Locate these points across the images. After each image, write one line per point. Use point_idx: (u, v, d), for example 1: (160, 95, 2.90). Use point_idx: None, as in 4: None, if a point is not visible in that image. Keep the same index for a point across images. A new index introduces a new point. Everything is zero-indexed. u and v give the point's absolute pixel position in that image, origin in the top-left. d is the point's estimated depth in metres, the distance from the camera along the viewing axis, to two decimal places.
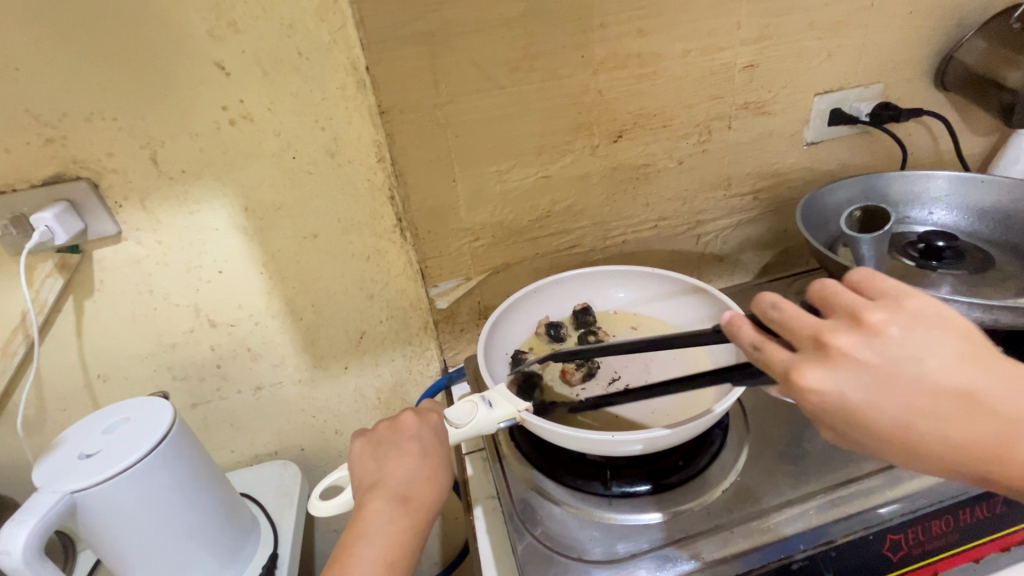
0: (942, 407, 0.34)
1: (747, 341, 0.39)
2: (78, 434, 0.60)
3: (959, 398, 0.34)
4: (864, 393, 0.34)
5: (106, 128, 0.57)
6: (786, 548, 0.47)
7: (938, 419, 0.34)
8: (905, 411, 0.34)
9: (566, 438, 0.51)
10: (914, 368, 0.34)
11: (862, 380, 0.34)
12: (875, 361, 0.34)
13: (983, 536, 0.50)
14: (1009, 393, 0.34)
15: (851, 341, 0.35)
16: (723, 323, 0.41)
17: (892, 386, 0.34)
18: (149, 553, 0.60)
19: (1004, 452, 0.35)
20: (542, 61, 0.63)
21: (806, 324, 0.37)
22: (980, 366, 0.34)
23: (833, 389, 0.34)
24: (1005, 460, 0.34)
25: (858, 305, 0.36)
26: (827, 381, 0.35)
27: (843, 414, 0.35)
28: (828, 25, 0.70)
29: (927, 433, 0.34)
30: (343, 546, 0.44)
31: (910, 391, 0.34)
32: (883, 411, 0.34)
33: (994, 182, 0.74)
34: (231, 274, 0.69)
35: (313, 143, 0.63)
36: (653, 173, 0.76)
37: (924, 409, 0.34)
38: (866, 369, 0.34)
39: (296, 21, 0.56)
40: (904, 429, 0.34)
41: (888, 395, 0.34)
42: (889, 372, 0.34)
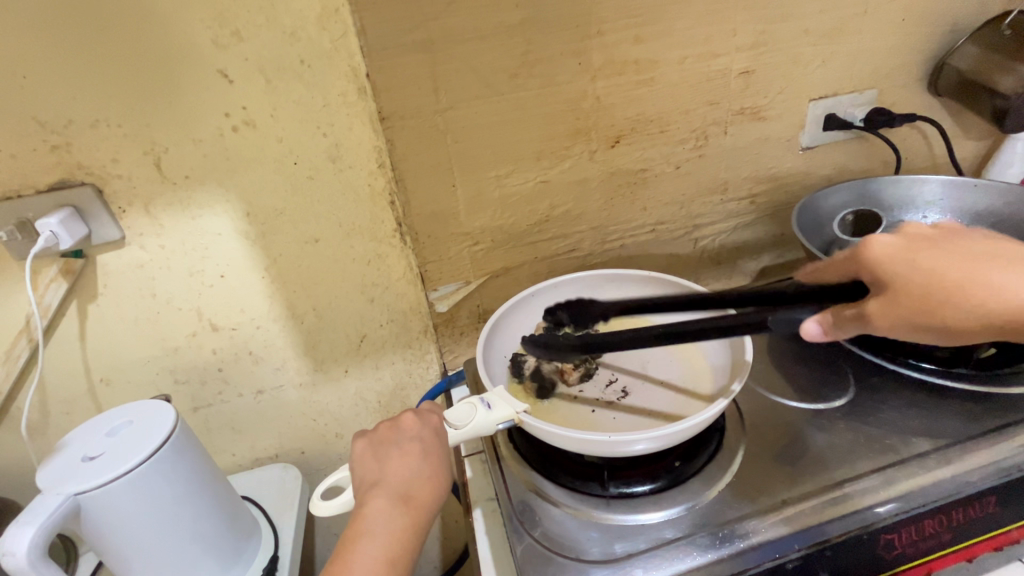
0: (979, 260, 0.47)
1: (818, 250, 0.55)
2: (83, 436, 0.61)
3: (987, 256, 0.48)
4: (914, 246, 0.49)
5: (112, 134, 0.58)
6: (780, 548, 0.48)
7: (978, 267, 0.47)
8: (950, 259, 0.47)
9: (565, 439, 0.52)
10: (952, 240, 0.50)
11: (910, 240, 0.49)
12: (922, 233, 0.50)
13: (976, 536, 0.50)
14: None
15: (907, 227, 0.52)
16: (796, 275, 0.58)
17: (935, 245, 0.49)
18: (152, 554, 0.60)
19: None
20: (541, 68, 0.64)
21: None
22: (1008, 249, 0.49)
23: (893, 240, 0.49)
24: None
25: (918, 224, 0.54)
26: (888, 238, 0.50)
27: (902, 258, 0.48)
28: (822, 32, 0.71)
29: (973, 275, 0.46)
30: (345, 544, 0.44)
31: (951, 250, 0.48)
32: (932, 255, 0.47)
33: (988, 186, 0.75)
34: (233, 278, 0.70)
35: (315, 149, 0.64)
36: (651, 177, 0.77)
37: (967, 260, 0.47)
38: (911, 236, 0.50)
39: (298, 29, 0.57)
40: (953, 272, 0.47)
41: (918, 255, 0.48)
42: (930, 239, 0.50)
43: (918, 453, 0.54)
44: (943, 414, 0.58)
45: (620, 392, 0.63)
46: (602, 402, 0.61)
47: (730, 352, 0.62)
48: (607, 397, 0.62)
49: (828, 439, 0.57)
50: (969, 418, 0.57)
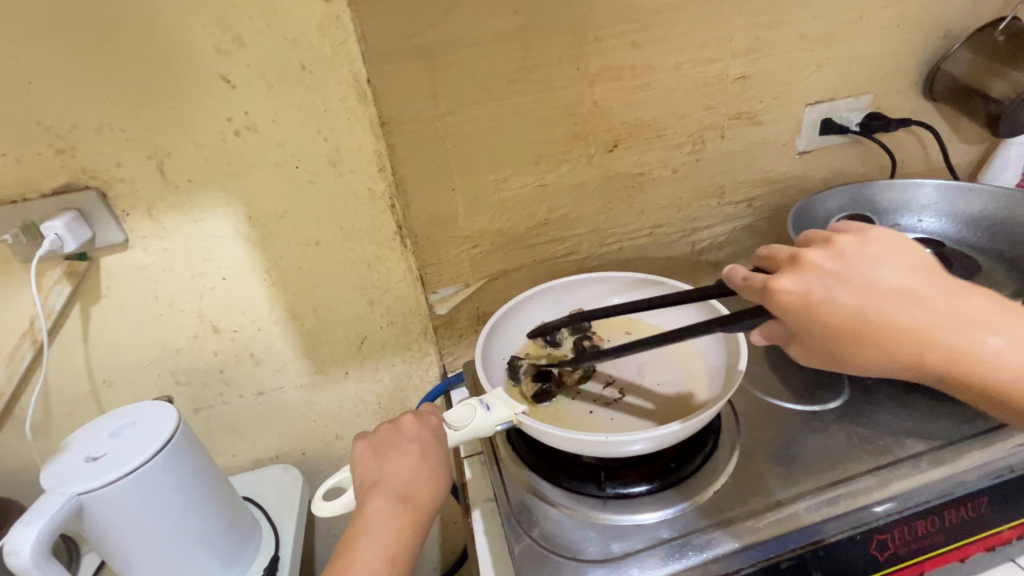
0: (895, 302, 0.41)
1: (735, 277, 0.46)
2: (86, 437, 0.61)
3: (909, 292, 0.41)
4: (827, 291, 0.42)
5: (115, 138, 0.59)
6: (775, 547, 0.49)
7: (895, 312, 0.41)
8: (861, 306, 0.41)
9: (562, 439, 0.52)
10: (871, 274, 0.42)
11: (825, 282, 0.42)
12: (838, 265, 0.43)
13: (970, 536, 0.51)
14: (948, 295, 0.42)
15: (820, 256, 0.43)
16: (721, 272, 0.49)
17: (849, 288, 0.42)
18: (154, 554, 0.61)
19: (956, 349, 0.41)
20: (538, 73, 0.65)
21: (785, 252, 0.46)
22: (922, 273, 0.42)
23: (799, 288, 0.42)
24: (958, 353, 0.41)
25: (831, 234, 0.45)
26: (795, 284, 0.43)
27: (809, 309, 0.42)
28: (817, 38, 0.72)
29: (882, 325, 0.41)
30: (345, 543, 0.45)
31: (864, 292, 0.41)
32: (839, 306, 0.42)
33: (982, 190, 0.75)
34: (234, 280, 0.71)
35: (316, 153, 0.65)
36: (648, 181, 0.78)
37: (883, 303, 0.41)
38: (830, 273, 0.42)
39: (300, 36, 0.58)
40: (861, 323, 0.41)
41: (829, 302, 0.42)
42: (846, 274, 0.42)
43: (911, 454, 0.54)
44: (937, 416, 0.58)
45: (618, 393, 0.63)
46: (600, 404, 0.62)
47: (726, 354, 0.63)
48: (604, 398, 0.63)
49: (822, 440, 0.57)
50: (962, 419, 0.57)
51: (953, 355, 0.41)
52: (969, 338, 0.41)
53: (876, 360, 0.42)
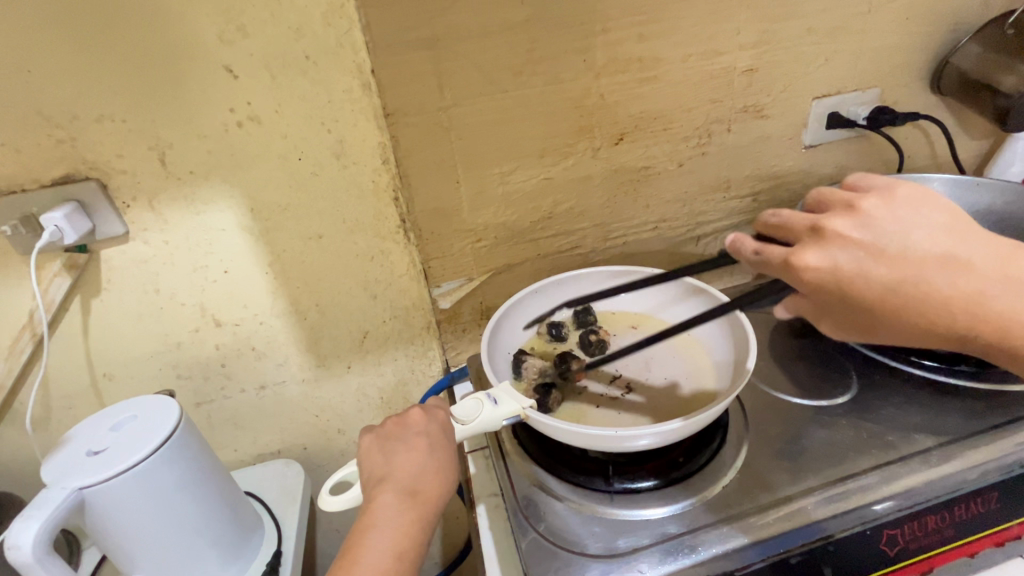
0: (931, 269, 0.41)
1: (749, 248, 0.47)
2: (86, 431, 0.61)
3: (942, 258, 0.41)
4: (857, 265, 0.42)
5: (116, 129, 0.58)
6: (785, 542, 0.48)
7: (931, 279, 0.41)
8: (895, 277, 0.41)
9: (571, 434, 0.52)
10: (901, 240, 0.42)
11: (854, 254, 0.42)
12: (864, 235, 0.42)
13: (978, 532, 0.51)
14: (982, 255, 0.42)
15: (845, 225, 0.43)
16: (728, 244, 0.49)
17: (880, 258, 0.42)
18: (157, 548, 0.60)
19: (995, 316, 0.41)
20: (544, 65, 0.64)
21: (804, 222, 0.46)
22: (955, 235, 0.42)
23: (828, 262, 0.43)
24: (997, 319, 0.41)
25: (851, 198, 0.45)
26: (823, 259, 0.43)
27: (840, 282, 0.43)
28: (825, 31, 0.72)
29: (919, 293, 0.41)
30: (353, 538, 0.45)
31: (895, 261, 0.42)
32: (873, 278, 0.42)
33: (989, 185, 0.75)
34: (236, 273, 0.70)
35: (320, 145, 0.64)
36: (654, 175, 0.77)
37: (915, 270, 0.41)
38: (857, 245, 0.42)
39: (303, 25, 0.57)
40: (898, 294, 0.42)
41: (861, 276, 0.42)
42: (876, 244, 0.42)
43: (920, 449, 0.54)
44: (945, 411, 0.58)
45: (624, 388, 0.63)
46: (607, 398, 0.62)
47: (733, 349, 0.62)
48: (612, 393, 0.62)
49: (830, 435, 0.57)
50: (971, 415, 0.57)
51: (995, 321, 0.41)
52: (1011, 300, 0.41)
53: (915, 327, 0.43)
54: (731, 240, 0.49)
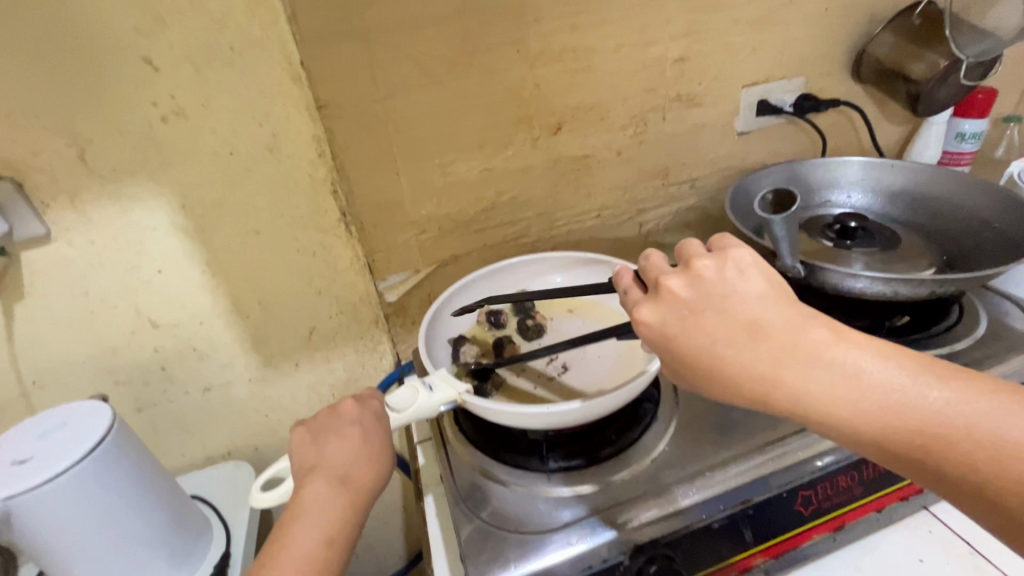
0: (734, 335, 0.40)
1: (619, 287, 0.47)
2: (11, 440, 0.58)
3: (745, 323, 0.40)
4: (680, 323, 0.41)
5: (29, 125, 0.56)
6: (706, 509, 0.50)
7: (737, 344, 0.40)
8: (708, 339, 0.40)
9: (505, 415, 0.53)
10: (717, 303, 0.41)
11: (678, 312, 0.41)
12: (692, 295, 0.42)
13: (885, 488, 0.55)
14: (791, 328, 0.39)
15: (678, 284, 0.42)
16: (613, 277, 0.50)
17: (698, 318, 0.41)
18: (94, 558, 0.59)
19: (812, 394, 0.38)
20: (478, 56, 0.65)
21: (654, 273, 0.45)
22: (767, 304, 0.41)
23: (657, 318, 0.42)
24: (816, 396, 0.38)
25: (694, 256, 0.44)
26: (655, 314, 0.42)
27: (666, 338, 0.42)
28: (751, 22, 0.74)
29: (721, 357, 0.40)
30: (282, 526, 0.45)
31: (714, 323, 0.40)
32: (691, 338, 0.41)
33: (900, 166, 0.80)
34: (172, 273, 0.68)
35: (251, 139, 0.62)
36: (593, 164, 0.78)
37: (720, 336, 0.40)
38: (684, 303, 0.41)
39: (226, 16, 0.55)
40: (707, 356, 0.40)
41: (683, 334, 0.41)
42: (697, 305, 0.41)
43: None
44: None
45: (561, 367, 0.65)
46: (544, 379, 0.63)
47: None
48: (548, 372, 0.64)
49: None
50: None
51: (813, 399, 0.38)
52: (822, 378, 0.38)
53: (727, 392, 0.41)
54: (615, 274, 0.49)
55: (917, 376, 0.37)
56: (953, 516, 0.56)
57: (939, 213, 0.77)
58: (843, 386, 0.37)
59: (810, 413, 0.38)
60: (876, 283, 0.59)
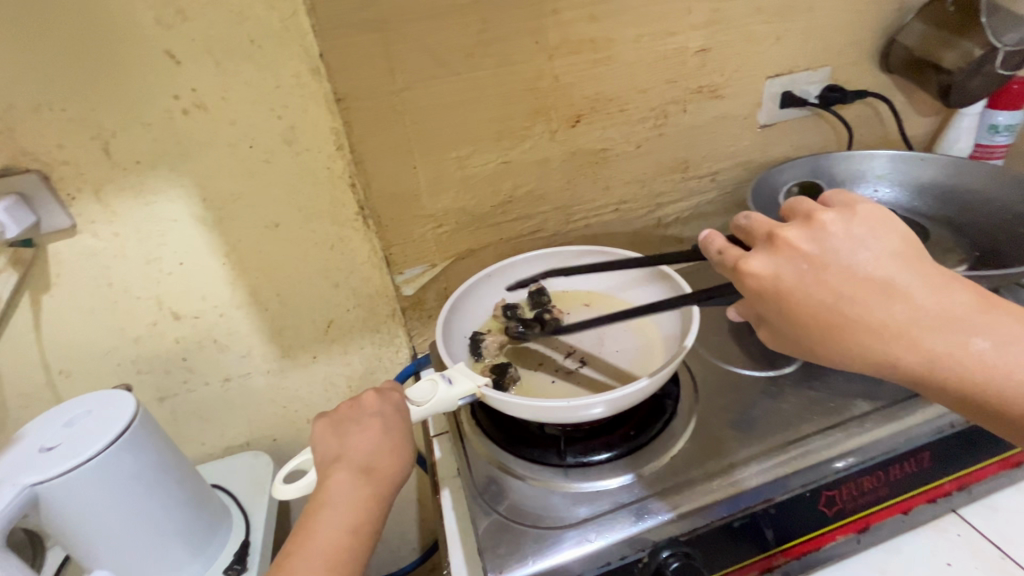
0: (863, 291, 0.39)
1: (713, 247, 0.45)
2: (40, 427, 0.60)
3: (879, 281, 0.39)
4: (800, 277, 0.40)
5: (56, 119, 0.57)
6: (727, 508, 0.50)
7: (867, 300, 0.39)
8: (833, 295, 0.39)
9: (525, 409, 0.53)
10: (844, 257, 0.40)
11: (799, 266, 0.41)
12: (813, 249, 0.41)
13: (911, 490, 0.53)
14: (923, 287, 0.39)
15: (798, 237, 0.41)
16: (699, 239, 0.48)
17: (823, 272, 0.40)
18: (119, 543, 0.60)
19: (938, 354, 0.38)
20: (496, 46, 0.64)
21: (765, 227, 0.44)
22: (900, 262, 0.40)
23: (773, 270, 0.41)
24: (942, 358, 0.38)
25: (813, 209, 0.42)
26: (770, 267, 0.42)
27: (781, 292, 0.41)
28: (775, 10, 0.73)
29: (844, 314, 0.39)
30: (307, 516, 0.45)
31: (839, 279, 0.39)
32: (812, 293, 0.40)
33: (931, 159, 0.77)
34: (192, 264, 0.69)
35: (270, 131, 0.63)
36: (611, 156, 0.77)
37: (846, 291, 0.39)
38: (806, 256, 0.41)
39: (246, 8, 0.56)
40: (828, 313, 0.40)
41: (801, 289, 0.40)
42: (821, 260, 0.40)
43: (861, 413, 0.56)
44: None
45: (579, 361, 0.64)
46: (563, 373, 0.63)
47: (679, 320, 0.64)
48: (566, 367, 0.64)
49: (778, 404, 0.59)
50: None
51: (938, 360, 0.38)
52: (951, 339, 0.38)
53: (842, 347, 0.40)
54: (703, 237, 0.47)
55: None
56: (982, 520, 0.54)
57: (970, 208, 0.74)
58: (970, 348, 0.38)
59: (933, 373, 0.38)
60: None
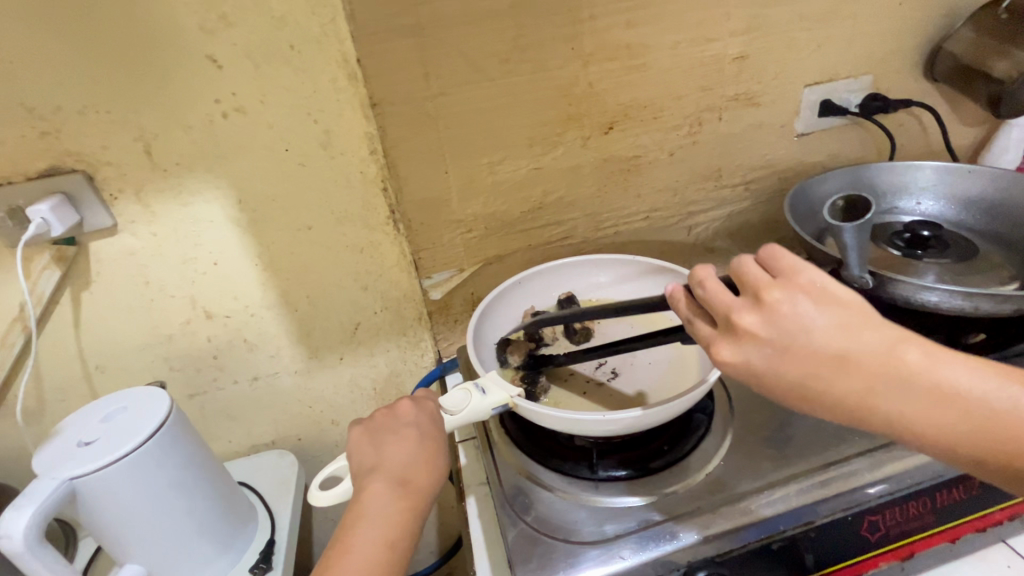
0: (824, 371, 0.38)
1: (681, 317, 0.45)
2: (78, 422, 0.61)
3: (835, 356, 0.38)
4: (766, 363, 0.39)
5: (101, 121, 0.58)
6: (766, 529, 0.48)
7: (831, 378, 0.38)
8: (799, 377, 0.38)
9: (556, 421, 0.52)
10: (802, 338, 0.38)
11: (763, 352, 0.39)
12: (771, 332, 0.39)
13: (960, 518, 0.51)
14: (880, 353, 0.38)
15: (754, 320, 0.39)
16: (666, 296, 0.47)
17: (785, 357, 0.38)
18: (151, 538, 0.61)
19: (911, 417, 0.37)
20: (532, 53, 0.64)
21: (721, 303, 0.41)
22: (853, 331, 0.38)
23: (740, 359, 0.39)
24: (915, 420, 0.37)
25: (760, 286, 0.40)
26: (735, 354, 0.40)
27: (752, 377, 0.40)
28: (817, 17, 0.71)
29: (813, 392, 0.38)
30: (345, 527, 0.45)
31: (800, 360, 0.38)
32: (781, 377, 0.39)
33: (981, 172, 0.75)
34: (226, 264, 0.70)
35: (306, 135, 0.63)
36: (644, 164, 0.76)
37: (811, 374, 0.38)
38: (765, 343, 0.39)
39: (287, 14, 0.56)
40: (800, 396, 0.38)
41: (771, 374, 0.39)
42: (781, 343, 0.38)
43: None
44: None
45: (610, 373, 0.64)
46: (593, 383, 0.62)
47: None
48: (597, 377, 0.63)
49: (815, 423, 0.58)
50: None
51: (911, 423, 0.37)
52: (921, 401, 0.37)
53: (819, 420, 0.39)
54: (668, 294, 0.46)
55: (1001, 386, 0.37)
56: None
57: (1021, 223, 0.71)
58: (939, 407, 0.37)
59: (905, 436, 0.38)
60: (954, 296, 0.56)
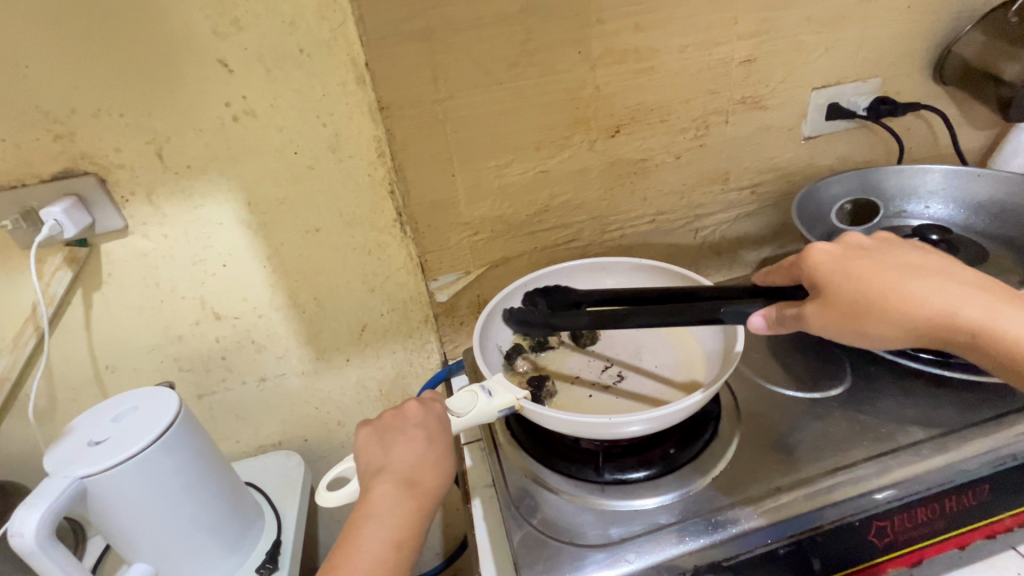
0: (905, 268, 0.47)
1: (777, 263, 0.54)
2: (89, 422, 0.62)
3: (902, 266, 0.47)
4: (855, 258, 0.48)
5: (114, 124, 0.59)
6: (772, 534, 0.49)
7: (910, 275, 0.46)
8: (881, 268, 0.47)
9: (564, 423, 0.52)
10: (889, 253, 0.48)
11: (854, 251, 0.49)
12: (863, 245, 0.50)
13: (969, 525, 0.51)
14: (954, 275, 0.47)
15: (850, 241, 0.50)
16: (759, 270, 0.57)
17: (871, 257, 0.48)
18: (159, 538, 0.62)
19: (978, 319, 0.44)
20: (539, 57, 0.64)
21: None
22: (934, 261, 0.48)
23: (834, 251, 0.49)
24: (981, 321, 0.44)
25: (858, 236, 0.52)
26: (830, 250, 0.49)
27: (840, 266, 0.48)
28: (825, 20, 0.71)
29: (897, 282, 0.46)
30: (351, 527, 0.45)
31: (884, 260, 0.48)
32: (868, 267, 0.47)
33: (990, 176, 0.74)
34: (235, 266, 0.71)
35: (315, 138, 0.64)
36: (651, 167, 0.76)
37: (893, 268, 0.47)
38: (857, 248, 0.49)
39: (298, 18, 0.57)
40: (882, 281, 0.46)
41: (857, 264, 0.47)
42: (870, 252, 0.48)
43: (912, 441, 0.54)
44: (938, 403, 0.58)
45: (616, 376, 0.64)
46: (599, 386, 0.63)
47: (721, 336, 0.62)
48: (603, 380, 0.63)
49: (823, 427, 0.57)
50: (965, 407, 0.57)
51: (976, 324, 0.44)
52: (989, 309, 0.44)
53: (898, 313, 0.45)
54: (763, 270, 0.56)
55: None
56: None
57: None
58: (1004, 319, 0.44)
59: (975, 333, 0.44)
60: None
